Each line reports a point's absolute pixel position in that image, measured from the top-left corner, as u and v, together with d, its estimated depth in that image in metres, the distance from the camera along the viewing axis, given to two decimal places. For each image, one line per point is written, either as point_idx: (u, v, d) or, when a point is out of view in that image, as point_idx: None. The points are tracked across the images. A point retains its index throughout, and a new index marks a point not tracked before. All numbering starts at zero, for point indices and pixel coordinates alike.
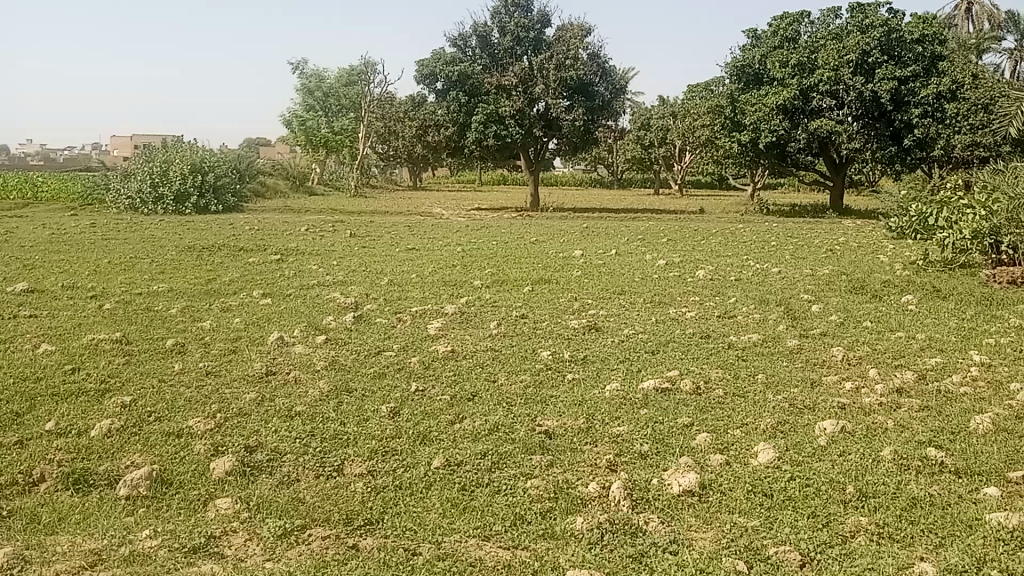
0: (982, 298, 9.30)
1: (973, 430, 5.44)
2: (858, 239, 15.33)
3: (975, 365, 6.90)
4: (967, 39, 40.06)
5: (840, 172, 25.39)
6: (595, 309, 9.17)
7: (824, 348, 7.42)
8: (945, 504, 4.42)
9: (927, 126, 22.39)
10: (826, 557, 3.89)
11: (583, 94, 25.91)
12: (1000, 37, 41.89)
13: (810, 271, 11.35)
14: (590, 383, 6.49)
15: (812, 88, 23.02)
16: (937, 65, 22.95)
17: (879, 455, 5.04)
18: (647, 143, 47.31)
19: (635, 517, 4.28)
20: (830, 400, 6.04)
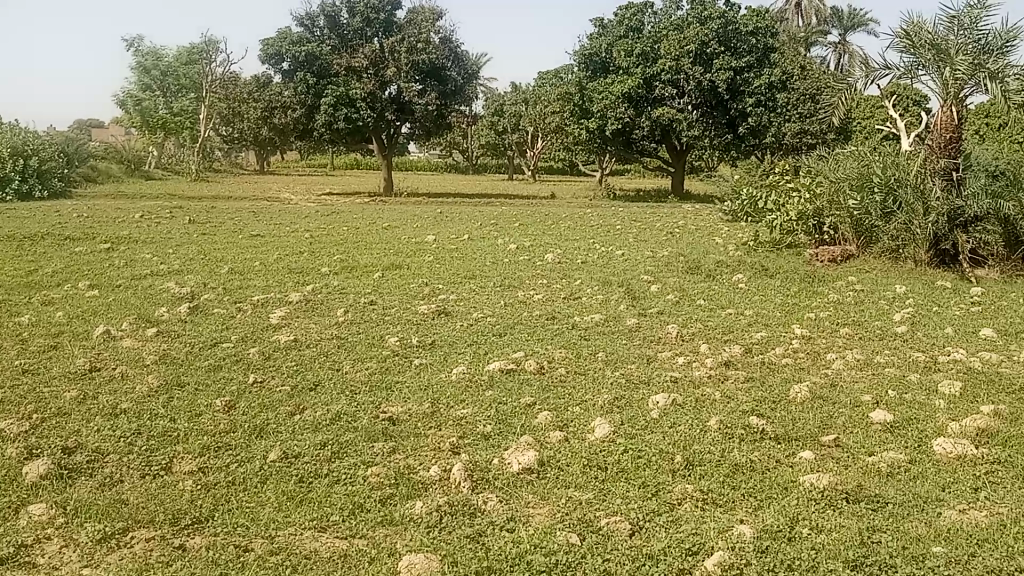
0: (804, 275, 9.93)
1: (793, 398, 5.82)
2: (696, 222, 16.08)
3: (796, 337, 7.39)
4: (798, 33, 42.77)
5: (681, 159, 26.52)
6: (445, 294, 9.15)
7: (659, 326, 7.73)
8: (763, 469, 4.71)
9: (760, 115, 23.81)
10: (654, 525, 4.06)
11: (435, 79, 25.76)
12: (825, 31, 45.01)
13: (651, 253, 11.80)
14: (436, 367, 6.49)
15: (655, 77, 23.86)
16: (769, 57, 24.36)
17: (707, 425, 5.30)
18: (501, 129, 47.73)
19: (473, 498, 4.32)
20: (663, 374, 6.32)
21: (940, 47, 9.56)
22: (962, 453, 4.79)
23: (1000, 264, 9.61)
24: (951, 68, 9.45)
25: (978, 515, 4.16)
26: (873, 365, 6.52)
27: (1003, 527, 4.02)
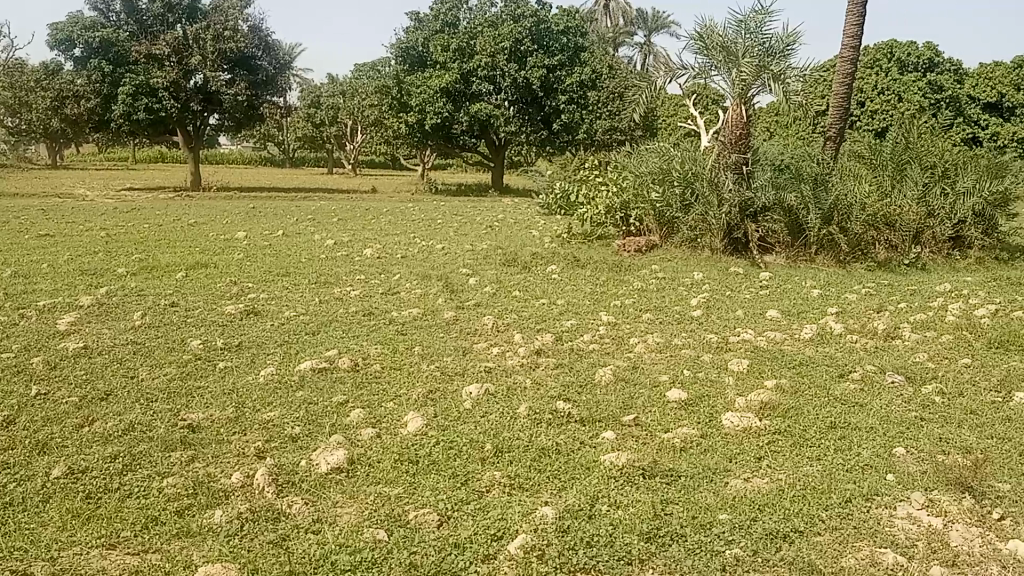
0: (612, 263, 10.33)
1: (598, 380, 6.10)
2: (514, 216, 16.43)
3: (603, 324, 7.70)
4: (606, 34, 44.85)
5: (500, 153, 26.92)
6: (255, 293, 8.82)
7: (476, 318, 7.84)
8: (568, 451, 4.89)
9: (572, 111, 24.51)
10: (461, 514, 4.12)
11: (244, 68, 24.84)
12: (631, 33, 47.36)
13: (470, 246, 11.93)
14: (244, 369, 6.25)
15: (471, 72, 24.11)
16: (579, 56, 25.18)
17: (516, 412, 5.44)
18: (318, 122, 46.67)
19: (278, 502, 4.21)
20: (477, 365, 6.42)
21: (730, 49, 9.92)
22: (748, 424, 5.17)
23: (785, 251, 10.02)
24: (738, 70, 9.86)
25: (758, 481, 4.49)
26: (671, 347, 6.91)
27: (780, 491, 4.35)
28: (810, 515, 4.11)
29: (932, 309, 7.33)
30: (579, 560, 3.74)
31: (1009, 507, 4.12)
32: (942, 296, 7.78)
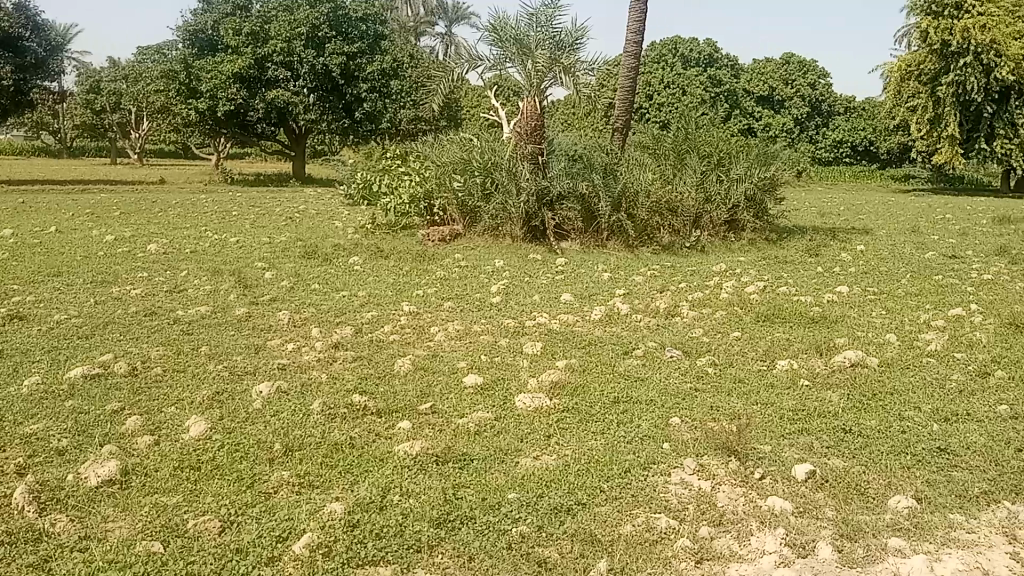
0: (416, 253, 10.04)
1: (396, 371, 5.93)
2: (316, 207, 16.02)
3: (405, 314, 7.40)
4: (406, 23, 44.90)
5: (300, 142, 26.23)
6: (21, 295, 8.04)
7: (270, 313, 7.55)
8: (362, 444, 4.82)
9: (374, 100, 24.31)
10: (247, 517, 3.98)
11: (9, 49, 22.34)
12: (432, 22, 47.63)
13: (267, 239, 11.48)
14: (2, 382, 5.67)
15: (267, 58, 23.20)
16: (379, 44, 24.95)
17: (309, 408, 5.30)
18: (99, 108, 43.42)
19: (39, 521, 3.88)
20: (270, 362, 6.19)
21: (523, 42, 10.14)
22: (540, 404, 5.28)
23: (580, 238, 10.26)
24: (532, 60, 10.10)
25: (547, 459, 4.64)
26: (472, 333, 6.78)
27: (566, 466, 4.52)
28: (592, 488, 4.27)
29: (709, 288, 7.85)
30: (369, 550, 3.72)
31: (768, 465, 4.33)
32: (716, 275, 8.37)
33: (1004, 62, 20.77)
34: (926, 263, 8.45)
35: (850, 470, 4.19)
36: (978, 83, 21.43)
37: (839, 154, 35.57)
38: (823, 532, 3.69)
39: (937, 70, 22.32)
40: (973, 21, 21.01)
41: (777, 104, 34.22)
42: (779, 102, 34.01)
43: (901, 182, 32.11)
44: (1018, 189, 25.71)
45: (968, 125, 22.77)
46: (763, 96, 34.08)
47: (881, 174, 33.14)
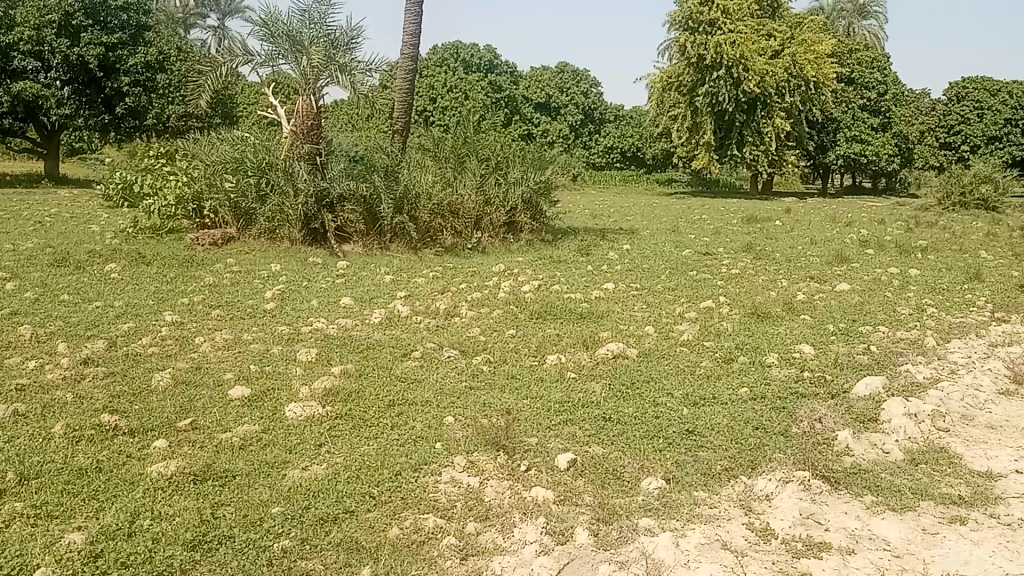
0: (183, 259, 9.38)
1: (154, 387, 5.51)
2: (69, 210, 14.63)
3: (167, 325, 6.91)
4: (174, 15, 42.49)
5: (52, 140, 24.20)
6: None
7: (8, 329, 6.77)
8: (111, 468, 4.41)
9: (137, 95, 22.70)
10: None
11: None
12: (203, 14, 45.44)
13: (10, 246, 10.31)
14: None
15: (11, 47, 21.04)
16: (144, 35, 23.27)
17: (50, 432, 4.79)
18: None
19: None
20: (5, 384, 5.54)
21: (296, 39, 9.81)
22: (311, 413, 4.97)
23: (362, 240, 10.09)
24: (307, 58, 9.78)
25: (316, 469, 4.35)
26: (240, 343, 6.40)
27: (334, 474, 4.27)
28: (360, 493, 4.08)
29: (487, 288, 7.94)
30: None
31: (534, 458, 4.35)
32: (494, 276, 8.53)
33: (751, 77, 23.00)
34: (684, 260, 9.09)
35: (609, 457, 4.35)
36: (729, 94, 23.39)
37: (610, 159, 37.30)
38: (581, 517, 3.78)
39: (694, 81, 24.15)
40: (724, 38, 22.80)
41: (554, 111, 36.04)
42: (556, 108, 35.82)
43: (665, 185, 34.28)
44: (766, 192, 28.37)
45: (721, 133, 24.68)
46: (541, 103, 35.72)
47: (648, 177, 35.28)
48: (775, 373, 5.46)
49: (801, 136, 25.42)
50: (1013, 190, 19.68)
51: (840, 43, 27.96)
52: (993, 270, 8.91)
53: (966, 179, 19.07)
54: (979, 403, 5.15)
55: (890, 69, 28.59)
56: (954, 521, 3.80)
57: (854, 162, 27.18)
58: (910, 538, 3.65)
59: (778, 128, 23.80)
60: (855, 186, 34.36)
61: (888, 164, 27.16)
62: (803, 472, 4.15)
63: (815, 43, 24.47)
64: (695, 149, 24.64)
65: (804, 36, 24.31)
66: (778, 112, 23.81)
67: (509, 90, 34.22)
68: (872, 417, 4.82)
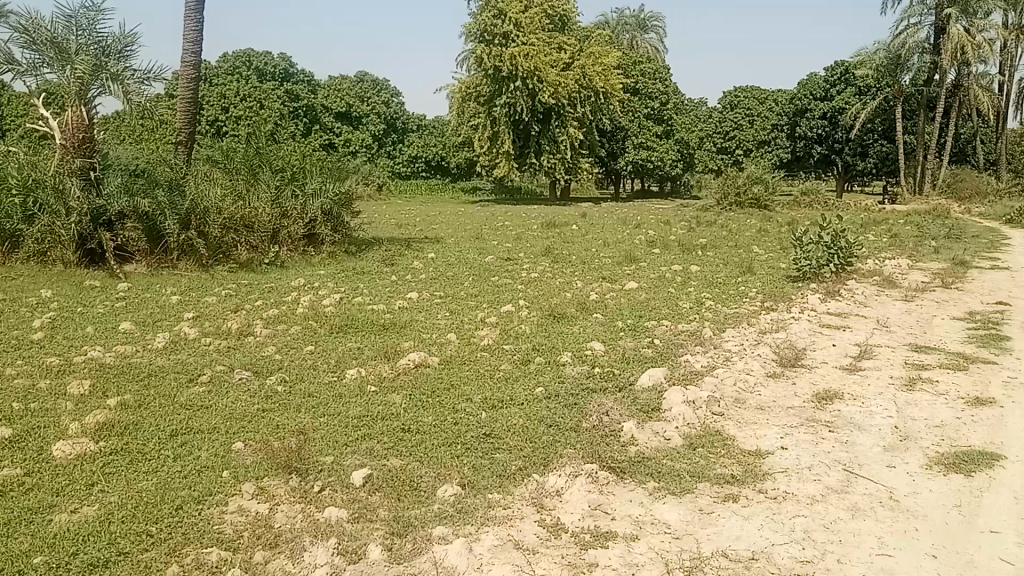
0: None
1: None
2: None
3: None
4: None
5: None
6: None
7: None
8: None
9: None
10: None
11: None
12: None
13: None
14: None
15: None
16: None
17: None
18: None
19: None
20: None
21: (61, 47, 9.14)
22: (81, 450, 4.55)
23: (146, 259, 9.44)
24: (73, 67, 9.10)
25: (87, 511, 3.95)
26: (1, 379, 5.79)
27: (108, 514, 3.88)
28: (136, 532, 3.73)
29: (284, 304, 7.67)
30: None
31: (327, 477, 4.18)
32: (293, 291, 8.26)
33: (545, 88, 23.80)
34: (486, 266, 9.24)
35: (405, 468, 4.25)
36: (525, 104, 24.12)
37: (415, 168, 37.42)
38: (374, 533, 3.65)
39: (490, 92, 24.66)
40: (518, 50, 23.49)
41: (355, 121, 35.95)
42: (357, 117, 35.83)
43: (469, 193, 34.74)
44: (564, 198, 29.42)
45: (519, 142, 25.33)
46: (341, 112, 35.53)
47: (452, 186, 35.60)
48: (569, 371, 5.63)
49: (594, 144, 26.61)
50: (779, 190, 21.63)
51: (625, 55, 29.57)
52: (763, 263, 9.72)
53: (740, 181, 20.72)
54: (749, 386, 5.60)
55: (671, 80, 30.60)
56: (728, 499, 4.07)
57: (642, 167, 28.77)
58: (688, 519, 3.86)
59: (572, 137, 24.81)
60: (645, 191, 36.47)
61: (672, 169, 29.00)
62: (590, 466, 4.29)
63: (601, 56, 25.77)
64: (496, 158, 25.11)
65: (592, 49, 25.51)
66: (571, 121, 24.82)
67: (306, 100, 33.98)
68: (655, 408, 5.09)
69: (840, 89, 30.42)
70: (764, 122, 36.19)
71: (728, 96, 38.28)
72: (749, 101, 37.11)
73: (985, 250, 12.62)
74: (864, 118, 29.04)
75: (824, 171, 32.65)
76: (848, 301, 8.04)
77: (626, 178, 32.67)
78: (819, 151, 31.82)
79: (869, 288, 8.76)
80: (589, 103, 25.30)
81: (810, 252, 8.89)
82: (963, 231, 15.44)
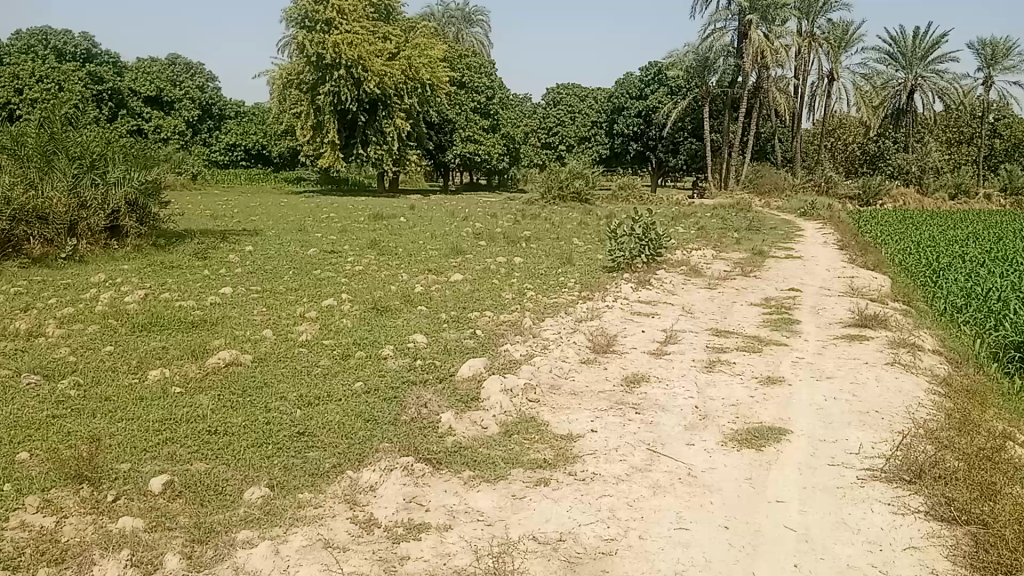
0: None
1: None
2: None
3: None
4: None
5: None
6: None
7: None
8: None
9: None
10: None
11: None
12: None
13: None
14: None
15: None
16: None
17: None
18: None
19: None
20: None
21: None
22: None
23: None
24: None
25: None
26: None
27: None
28: None
29: (83, 301, 7.15)
30: None
31: (123, 486, 3.92)
32: (94, 287, 7.71)
33: (370, 77, 23.47)
34: (307, 259, 9.02)
35: (211, 472, 4.06)
36: (350, 93, 23.72)
37: (233, 157, 35.99)
38: (173, 542, 3.47)
39: (314, 79, 24.00)
40: (341, 37, 22.96)
41: (166, 106, 34.12)
42: (168, 103, 34.04)
43: (293, 183, 33.73)
44: (391, 189, 29.17)
45: (345, 132, 24.94)
46: (151, 97, 33.59)
47: (275, 176, 34.46)
48: (388, 364, 5.59)
49: (421, 135, 26.58)
50: (599, 184, 22.47)
51: (451, 48, 29.64)
52: (581, 254, 10.08)
53: (563, 176, 21.32)
54: (563, 373, 5.80)
55: (495, 75, 31.19)
56: (539, 484, 4.19)
57: (469, 160, 29.03)
58: (501, 506, 3.93)
59: (399, 128, 24.64)
60: (472, 183, 36.85)
61: (498, 162, 29.46)
62: (406, 458, 4.28)
63: (427, 48, 25.76)
64: (320, 148, 24.50)
65: (417, 40, 25.44)
66: (398, 112, 24.64)
67: (112, 83, 31.85)
68: (473, 398, 5.16)
69: (653, 89, 33.46)
70: (585, 118, 37.51)
71: (551, 93, 39.29)
72: (571, 98, 38.22)
73: (779, 241, 13.68)
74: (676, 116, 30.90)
75: (640, 166, 35.48)
76: (658, 290, 8.49)
77: (453, 171, 32.81)
78: (634, 147, 34.49)
79: (677, 277, 9.29)
80: (416, 95, 25.22)
81: (624, 243, 9.31)
82: (761, 224, 16.69)
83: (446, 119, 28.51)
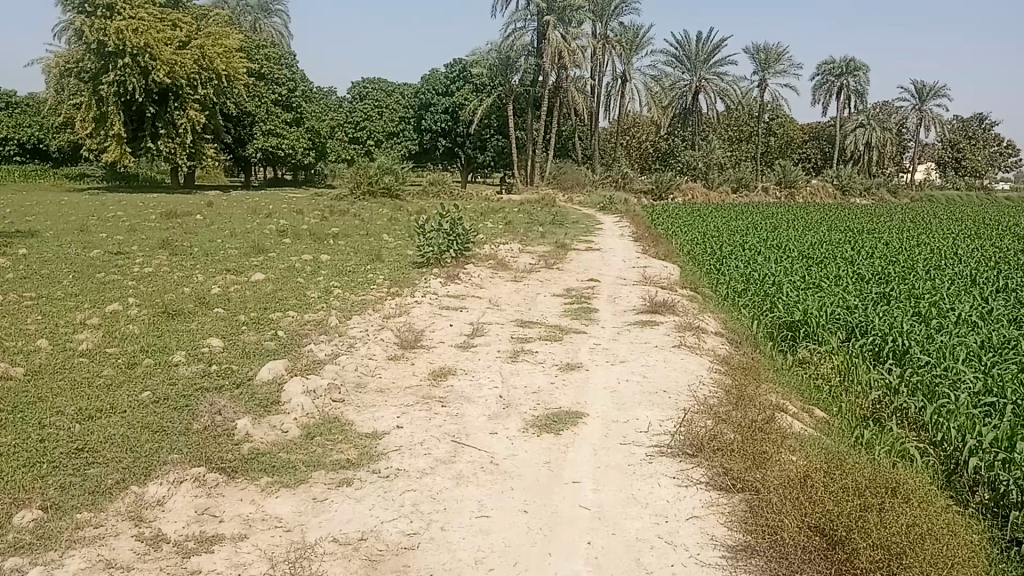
0: None
1: None
2: None
3: None
4: None
5: None
6: None
7: None
8: None
9: None
10: None
11: None
12: None
13: None
14: None
15: None
16: None
17: None
18: None
19: None
20: None
21: None
22: None
23: None
24: None
25: None
26: None
27: None
28: None
29: None
30: None
31: None
32: None
33: (158, 67, 22.06)
34: (91, 262, 8.41)
35: None
36: (138, 83, 22.16)
37: (6, 151, 32.76)
38: None
39: (96, 68, 22.29)
40: (125, 24, 21.49)
41: None
42: None
43: (76, 180, 31.26)
44: (188, 184, 27.64)
45: (132, 124, 23.43)
46: None
47: (54, 173, 31.74)
48: (181, 371, 5.33)
49: (218, 129, 25.39)
50: (408, 180, 22.43)
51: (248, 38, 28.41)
52: (390, 251, 10.06)
53: (371, 172, 21.09)
54: (369, 370, 5.78)
55: (297, 67, 30.32)
56: (341, 484, 4.16)
57: (272, 155, 28.09)
58: (301, 510, 3.87)
59: (193, 120, 23.32)
60: (277, 179, 35.64)
61: (304, 157, 28.65)
62: (198, 469, 4.11)
63: (221, 38, 24.61)
64: (104, 142, 22.78)
65: (210, 29, 24.24)
66: (191, 104, 23.33)
67: None
68: (273, 401, 5.03)
69: (459, 86, 34.24)
70: (393, 113, 37.35)
71: (358, 88, 38.74)
72: (378, 92, 37.83)
73: (581, 234, 14.26)
74: (481, 113, 31.32)
75: (448, 163, 35.78)
76: (465, 284, 8.63)
77: (255, 165, 31.54)
78: (443, 143, 34.94)
79: (484, 271, 9.48)
80: (211, 87, 23.86)
81: (431, 239, 9.37)
82: (565, 218, 17.34)
83: (245, 111, 27.45)
